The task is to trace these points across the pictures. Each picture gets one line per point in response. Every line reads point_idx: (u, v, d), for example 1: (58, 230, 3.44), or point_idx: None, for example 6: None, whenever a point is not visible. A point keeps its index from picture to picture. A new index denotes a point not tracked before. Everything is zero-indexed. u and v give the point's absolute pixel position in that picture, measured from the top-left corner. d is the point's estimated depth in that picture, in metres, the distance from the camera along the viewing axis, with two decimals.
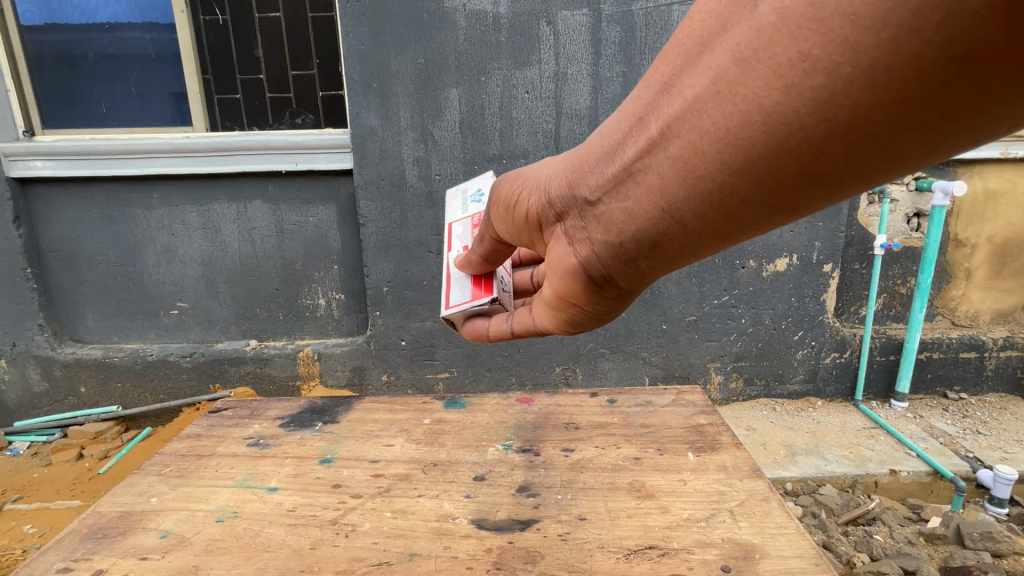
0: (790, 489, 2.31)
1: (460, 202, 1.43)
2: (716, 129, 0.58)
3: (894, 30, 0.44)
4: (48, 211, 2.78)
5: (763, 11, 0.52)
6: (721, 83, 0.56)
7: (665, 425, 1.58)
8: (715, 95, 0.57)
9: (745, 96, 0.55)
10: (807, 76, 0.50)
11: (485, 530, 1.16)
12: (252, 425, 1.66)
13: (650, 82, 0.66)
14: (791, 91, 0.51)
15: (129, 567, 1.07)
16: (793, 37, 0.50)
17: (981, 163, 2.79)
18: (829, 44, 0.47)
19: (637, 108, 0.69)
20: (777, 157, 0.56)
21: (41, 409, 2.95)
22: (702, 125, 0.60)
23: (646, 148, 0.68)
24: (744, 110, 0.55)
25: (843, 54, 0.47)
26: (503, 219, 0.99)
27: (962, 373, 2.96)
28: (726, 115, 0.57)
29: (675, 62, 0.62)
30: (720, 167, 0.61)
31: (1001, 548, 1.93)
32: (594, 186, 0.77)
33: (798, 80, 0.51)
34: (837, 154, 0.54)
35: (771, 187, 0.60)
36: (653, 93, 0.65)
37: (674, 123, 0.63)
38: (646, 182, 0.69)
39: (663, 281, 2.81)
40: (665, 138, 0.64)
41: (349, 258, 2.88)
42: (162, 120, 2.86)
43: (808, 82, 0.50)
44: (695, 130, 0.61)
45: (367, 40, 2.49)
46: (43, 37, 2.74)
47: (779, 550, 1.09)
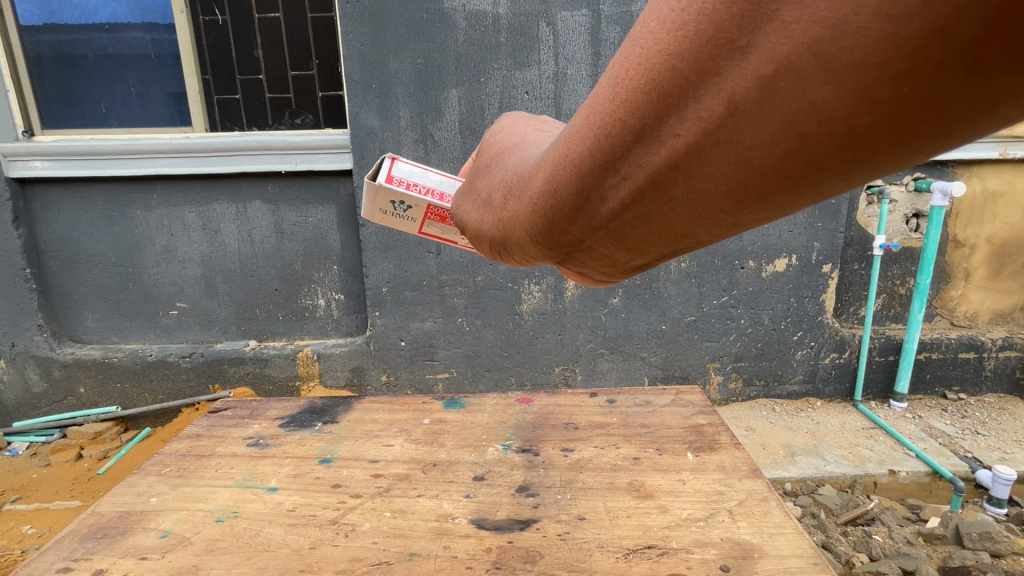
0: (789, 489, 2.31)
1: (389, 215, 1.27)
2: (720, 185, 0.39)
3: (919, 84, 0.27)
4: (47, 211, 2.78)
5: (756, 59, 0.32)
6: (718, 135, 0.36)
7: (665, 425, 1.58)
8: (711, 149, 0.37)
9: (750, 146, 0.36)
10: (822, 128, 0.32)
11: (484, 530, 1.16)
12: (252, 425, 1.66)
13: (597, 131, 0.43)
14: (809, 139, 0.34)
15: (129, 567, 1.07)
16: (797, 86, 0.31)
17: (980, 163, 2.80)
18: (845, 95, 0.30)
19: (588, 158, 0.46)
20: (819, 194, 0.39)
21: (40, 409, 2.94)
22: (703, 180, 0.40)
23: (628, 205, 0.48)
24: (751, 161, 0.37)
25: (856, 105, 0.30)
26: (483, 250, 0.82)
27: (961, 373, 2.96)
28: (732, 171, 0.38)
29: (632, 108, 0.40)
30: (737, 216, 0.43)
31: (1001, 548, 1.94)
32: (574, 240, 0.58)
33: (818, 132, 0.33)
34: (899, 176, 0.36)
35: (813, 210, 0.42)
36: (610, 142, 0.43)
37: (661, 180, 0.42)
38: (649, 231, 0.50)
39: (663, 281, 2.82)
40: (650, 196, 0.45)
41: (348, 259, 2.88)
42: (162, 120, 2.86)
43: (825, 134, 0.33)
44: (692, 186, 0.41)
45: (366, 40, 2.49)
46: (43, 37, 2.75)
47: (778, 550, 1.09)
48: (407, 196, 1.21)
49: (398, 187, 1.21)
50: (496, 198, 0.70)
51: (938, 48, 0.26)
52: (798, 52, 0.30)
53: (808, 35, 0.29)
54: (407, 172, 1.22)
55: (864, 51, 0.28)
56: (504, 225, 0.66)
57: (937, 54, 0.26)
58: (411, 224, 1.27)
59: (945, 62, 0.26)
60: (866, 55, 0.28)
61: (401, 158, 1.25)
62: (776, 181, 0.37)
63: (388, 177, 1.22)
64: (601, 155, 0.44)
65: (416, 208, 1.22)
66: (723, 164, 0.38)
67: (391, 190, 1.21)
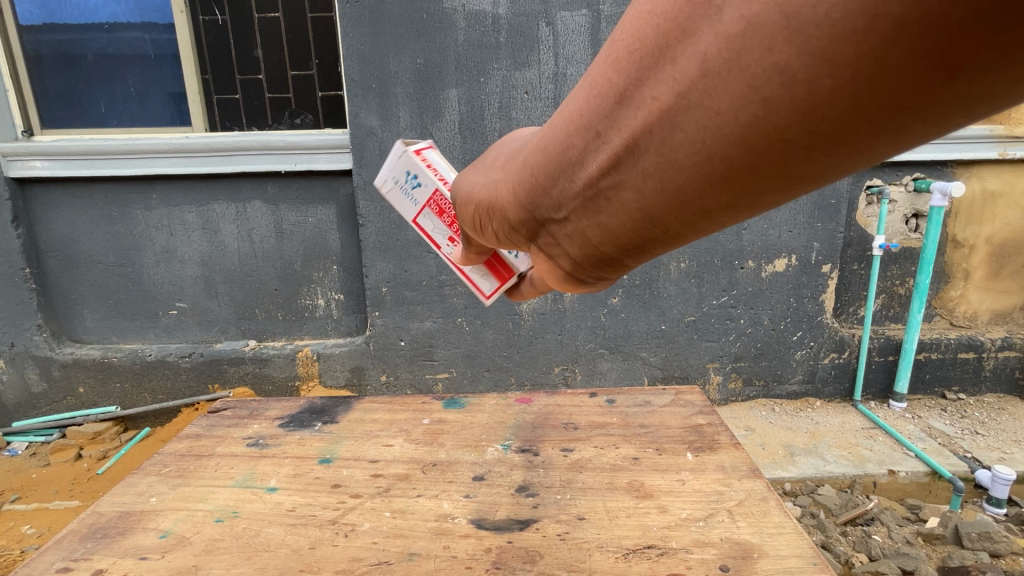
0: (788, 489, 2.31)
1: (395, 186, 1.29)
2: (687, 149, 0.46)
3: (877, 41, 0.33)
4: (47, 211, 2.77)
5: (729, 15, 0.38)
6: (691, 97, 0.42)
7: (664, 425, 1.58)
8: (683, 112, 0.44)
9: (716, 112, 0.42)
10: (782, 92, 0.38)
11: (484, 530, 1.16)
12: (252, 425, 1.66)
13: (593, 92, 0.51)
14: (772, 105, 0.39)
15: (129, 567, 1.07)
16: (765, 44, 0.37)
17: (980, 163, 2.80)
18: (806, 51, 0.36)
19: (585, 117, 0.53)
20: (774, 175, 0.45)
21: (40, 409, 2.95)
22: (672, 143, 0.47)
23: (606, 169, 0.54)
24: (720, 126, 0.43)
25: (817, 63, 0.36)
26: (469, 224, 0.90)
27: (961, 374, 2.96)
28: (699, 136, 0.44)
29: (622, 68, 0.47)
30: (698, 191, 0.49)
31: (999, 548, 1.94)
32: (552, 207, 0.65)
33: (779, 94, 0.39)
34: (844, 167, 0.42)
35: (768, 202, 0.48)
36: (600, 101, 0.50)
37: (636, 142, 0.49)
38: (620, 201, 0.56)
39: (663, 281, 2.82)
40: (625, 161, 0.52)
41: (348, 259, 2.88)
42: (161, 120, 2.86)
43: (786, 97, 0.39)
44: (666, 150, 0.48)
45: (366, 40, 2.49)
46: (42, 36, 2.74)
47: (777, 550, 1.09)
48: (422, 173, 1.25)
49: (421, 161, 1.26)
50: (496, 164, 0.78)
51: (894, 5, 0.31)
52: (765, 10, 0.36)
53: None
54: (435, 157, 1.29)
55: (827, 8, 0.34)
56: (497, 188, 0.74)
57: (895, 9, 0.31)
58: (407, 202, 1.28)
59: (901, 18, 0.31)
60: (829, 11, 0.33)
61: (433, 149, 1.33)
62: (738, 149, 0.43)
63: (417, 151, 1.28)
64: (592, 113, 0.52)
65: (424, 188, 1.25)
66: (691, 129, 0.44)
67: (411, 160, 1.25)
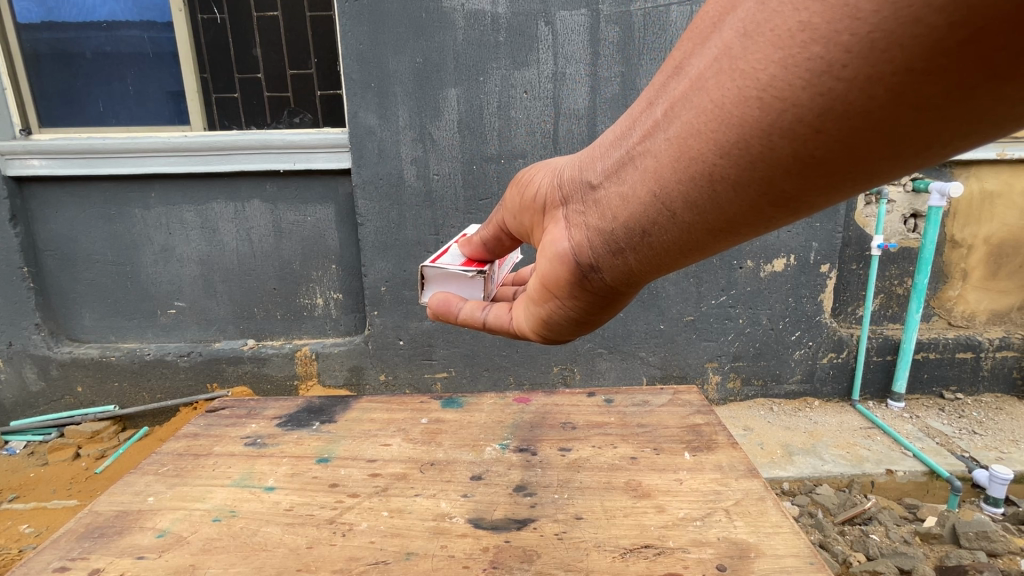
0: (786, 489, 2.32)
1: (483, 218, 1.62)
2: (711, 107, 0.61)
3: None
4: (45, 210, 2.77)
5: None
6: (724, 60, 0.58)
7: (662, 425, 1.59)
8: (714, 76, 0.60)
9: (742, 72, 0.57)
10: (804, 49, 0.51)
11: (482, 529, 1.16)
12: (250, 425, 1.66)
13: (666, 65, 0.69)
14: (794, 60, 0.52)
15: (126, 567, 1.07)
16: (796, 9, 0.51)
17: (977, 164, 2.81)
18: (831, 13, 0.48)
19: (650, 93, 0.72)
20: (771, 136, 0.57)
21: (39, 408, 2.94)
22: (701, 102, 0.62)
23: (646, 134, 0.72)
24: (744, 86, 0.57)
25: (841, 21, 0.48)
26: (511, 202, 1.06)
27: (958, 373, 2.97)
28: (721, 96, 0.59)
29: (689, 45, 0.65)
30: (713, 147, 0.62)
31: (997, 548, 1.94)
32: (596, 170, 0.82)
33: (800, 50, 0.52)
34: (829, 137, 0.54)
35: (765, 174, 0.61)
36: (664, 77, 0.69)
37: (676, 103, 0.66)
38: (645, 163, 0.72)
39: (661, 281, 2.82)
40: (667, 120, 0.68)
41: (347, 258, 2.87)
42: (160, 119, 2.86)
43: (806, 53, 0.51)
44: (693, 109, 0.63)
45: (365, 39, 2.49)
46: (40, 35, 2.74)
47: (774, 549, 1.10)
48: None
49: None
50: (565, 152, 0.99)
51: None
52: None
53: None
54: None
55: None
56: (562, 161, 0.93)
57: None
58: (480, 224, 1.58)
59: None
60: None
61: None
62: (753, 105, 0.57)
63: None
64: (661, 83, 0.70)
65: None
66: (718, 93, 0.60)
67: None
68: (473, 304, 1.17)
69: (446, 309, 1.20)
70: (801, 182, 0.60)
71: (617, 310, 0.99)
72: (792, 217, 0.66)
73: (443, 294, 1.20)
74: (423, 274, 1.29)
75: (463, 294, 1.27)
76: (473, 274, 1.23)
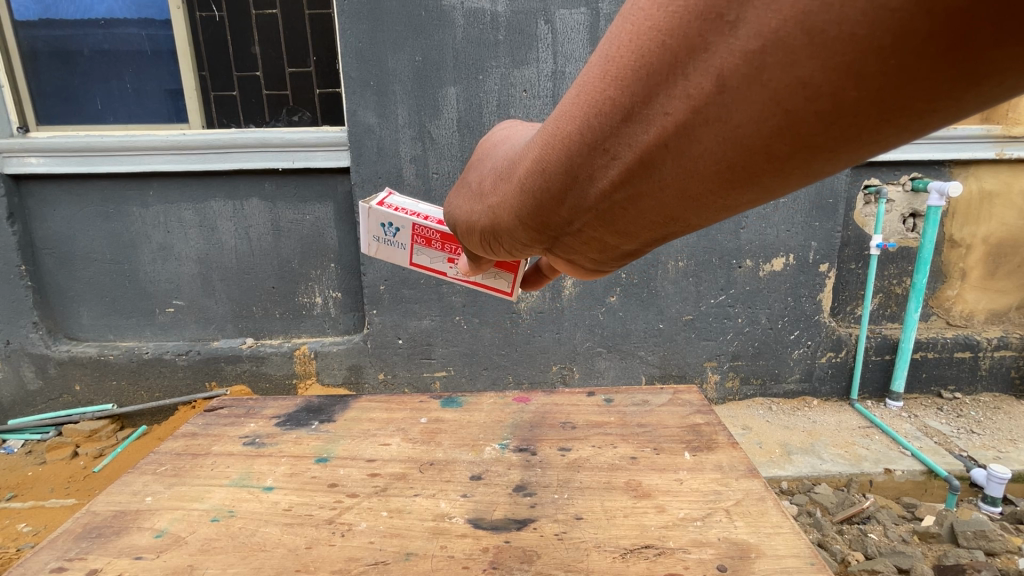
0: (785, 488, 2.32)
1: (380, 244, 1.39)
2: (709, 165, 0.44)
3: (905, 55, 0.30)
4: (42, 208, 2.76)
5: (745, 34, 0.35)
6: (707, 112, 0.40)
7: (662, 425, 1.58)
8: (699, 127, 0.41)
9: (736, 125, 0.40)
10: (808, 102, 0.36)
11: (482, 529, 1.16)
12: (248, 424, 1.65)
13: (591, 111, 0.49)
14: (796, 117, 0.37)
15: (124, 567, 1.07)
16: (786, 61, 0.35)
17: (976, 163, 2.81)
18: (831, 71, 0.34)
19: (586, 140, 0.51)
20: (802, 174, 0.43)
21: (35, 407, 2.93)
22: (693, 158, 0.44)
23: (618, 185, 0.53)
24: (741, 139, 0.41)
25: (849, 79, 0.33)
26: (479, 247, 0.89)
27: (956, 373, 2.97)
28: (718, 149, 0.42)
29: (625, 88, 0.44)
30: (726, 196, 0.47)
31: (994, 547, 1.94)
32: (566, 220, 0.63)
33: (805, 107, 0.36)
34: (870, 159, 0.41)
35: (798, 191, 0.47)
36: (604, 121, 0.48)
37: (645, 159, 0.48)
38: (638, 211, 0.55)
39: (660, 280, 2.82)
40: (639, 176, 0.50)
41: (345, 257, 2.87)
42: (157, 117, 2.84)
43: (811, 109, 0.36)
44: (683, 164, 0.45)
45: (364, 38, 2.47)
46: (38, 32, 2.73)
47: (775, 550, 1.09)
48: (395, 218, 1.36)
49: (388, 209, 1.37)
50: (486, 187, 0.77)
51: (924, 21, 0.28)
52: (785, 27, 0.34)
53: (794, 11, 0.32)
54: (398, 203, 1.41)
55: (850, 24, 0.31)
56: (497, 211, 0.73)
57: (925, 27, 0.28)
58: (397, 256, 1.40)
59: (930, 35, 0.29)
60: (854, 27, 0.31)
61: (391, 198, 1.46)
62: (765, 159, 0.41)
63: (379, 203, 1.39)
64: (597, 133, 0.49)
65: (404, 230, 1.36)
66: (710, 143, 0.42)
67: (381, 213, 1.37)
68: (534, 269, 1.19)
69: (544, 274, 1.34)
70: None
71: None
72: None
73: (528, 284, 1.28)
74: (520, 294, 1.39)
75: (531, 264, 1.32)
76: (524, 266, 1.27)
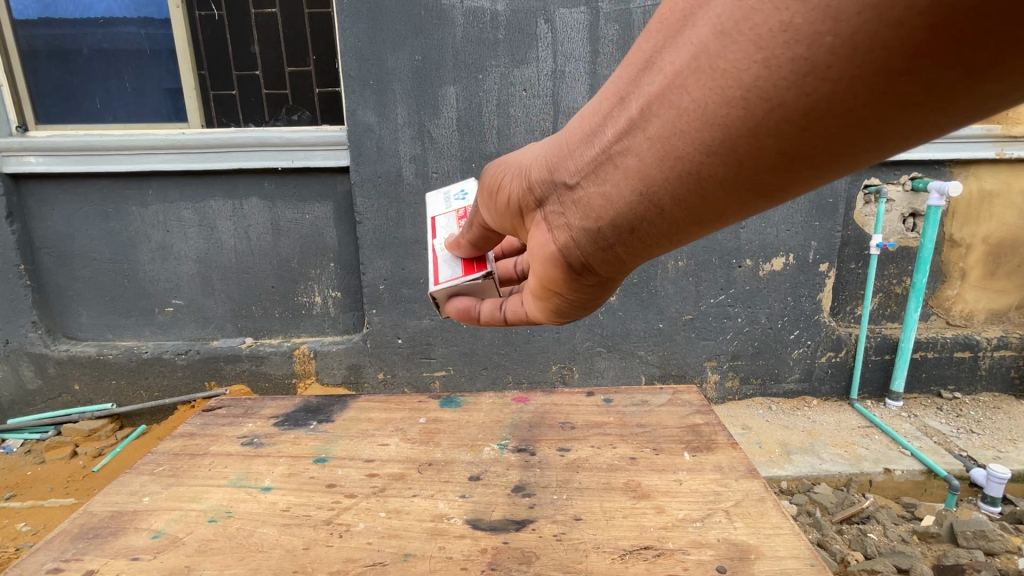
0: (785, 488, 2.31)
1: (442, 200, 1.58)
2: (692, 107, 0.56)
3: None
4: (41, 207, 2.75)
5: None
6: (702, 58, 0.54)
7: (661, 425, 1.58)
8: (694, 72, 0.55)
9: (722, 71, 0.52)
10: (784, 48, 0.48)
11: (480, 530, 1.16)
12: (247, 424, 1.65)
13: (630, 62, 0.64)
14: (774, 61, 0.49)
15: (121, 568, 1.06)
16: (774, 6, 0.47)
17: (976, 163, 2.80)
18: (811, 11, 0.45)
19: (619, 88, 0.66)
20: (757, 134, 0.54)
21: (35, 407, 2.93)
22: (681, 102, 0.57)
23: (623, 132, 0.66)
24: (721, 86, 0.53)
25: (824, 22, 0.45)
26: (486, 205, 1.00)
27: (956, 373, 2.97)
28: (703, 94, 0.55)
29: (657, 41, 0.60)
30: (696, 149, 0.59)
31: (994, 546, 1.94)
32: (571, 170, 0.76)
33: (780, 52, 0.48)
34: (816, 136, 0.51)
35: (753, 171, 0.58)
36: (633, 72, 0.63)
37: (653, 101, 0.60)
38: (626, 163, 0.67)
39: (660, 279, 2.82)
40: (640, 122, 0.63)
41: (345, 256, 2.86)
42: (156, 116, 2.84)
43: (784, 53, 0.48)
44: (673, 109, 0.58)
45: (363, 37, 2.47)
46: (37, 31, 2.72)
47: (774, 551, 1.09)
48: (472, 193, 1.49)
49: None
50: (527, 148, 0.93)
51: None
52: None
53: None
54: None
55: None
56: (524, 163, 0.87)
57: None
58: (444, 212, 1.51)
59: None
60: None
61: None
62: (732, 108, 0.53)
63: None
64: (627, 82, 0.64)
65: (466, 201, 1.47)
66: (697, 88, 0.55)
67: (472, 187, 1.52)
68: (491, 305, 1.20)
69: (468, 313, 1.25)
70: (787, 177, 0.57)
71: (613, 292, 0.97)
72: (774, 203, 0.63)
73: (463, 301, 1.24)
74: (434, 296, 1.26)
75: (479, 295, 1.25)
76: (481, 278, 1.20)
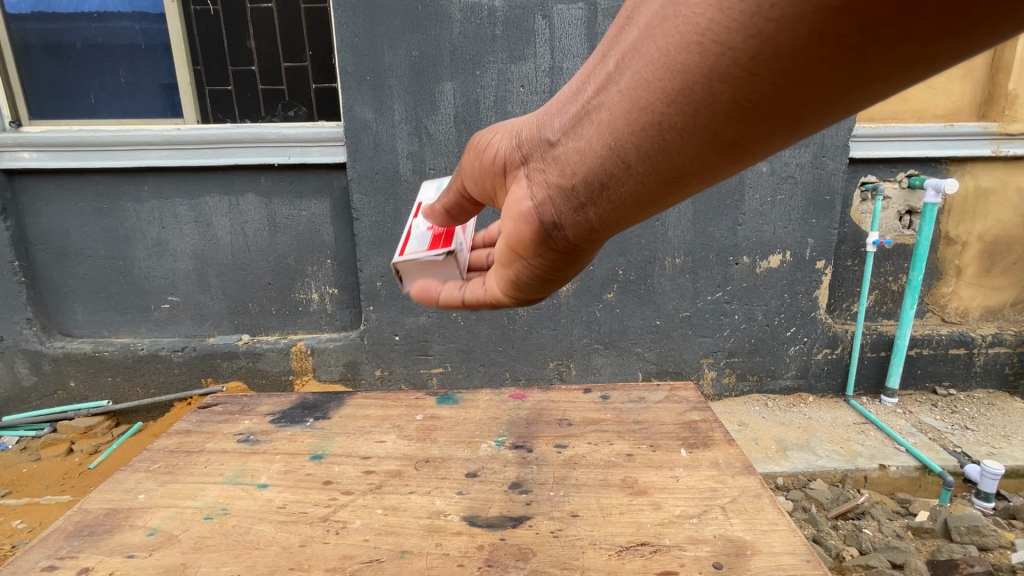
0: (781, 484, 2.32)
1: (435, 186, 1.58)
2: (658, 53, 0.61)
3: None
4: (35, 203, 2.73)
5: None
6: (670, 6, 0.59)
7: (658, 422, 1.58)
8: (663, 20, 0.60)
9: (686, 16, 0.57)
10: None
11: (477, 527, 1.16)
12: (242, 421, 1.64)
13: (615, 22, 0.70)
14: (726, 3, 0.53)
15: (115, 566, 1.06)
16: None
17: (973, 161, 2.80)
18: None
19: (604, 46, 0.72)
20: (710, 81, 0.58)
21: (30, 403, 2.92)
22: (649, 52, 0.62)
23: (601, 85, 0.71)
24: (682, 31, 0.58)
25: None
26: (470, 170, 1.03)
27: (951, 370, 2.99)
28: (667, 40, 0.60)
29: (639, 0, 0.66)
30: (658, 94, 0.63)
31: (987, 542, 1.97)
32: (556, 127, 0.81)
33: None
34: (764, 81, 0.55)
35: (708, 121, 0.61)
36: (617, 29, 0.69)
37: (628, 52, 0.65)
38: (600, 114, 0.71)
39: (657, 276, 2.82)
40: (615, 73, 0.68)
41: (341, 253, 2.85)
42: (151, 111, 2.82)
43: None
44: (642, 58, 0.63)
45: (360, 32, 2.46)
46: (30, 25, 2.70)
47: (770, 547, 1.09)
48: None
49: None
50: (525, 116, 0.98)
51: None
52: None
53: None
54: None
55: None
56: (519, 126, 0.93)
57: None
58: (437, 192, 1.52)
59: None
60: None
61: None
62: (689, 50, 0.57)
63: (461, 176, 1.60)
64: (610, 40, 0.70)
65: None
66: (662, 35, 0.60)
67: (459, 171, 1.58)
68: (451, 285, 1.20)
69: (428, 292, 1.23)
70: (742, 130, 0.61)
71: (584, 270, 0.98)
72: (734, 162, 0.66)
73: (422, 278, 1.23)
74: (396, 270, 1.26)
75: (439, 275, 1.25)
76: (444, 254, 1.21)
